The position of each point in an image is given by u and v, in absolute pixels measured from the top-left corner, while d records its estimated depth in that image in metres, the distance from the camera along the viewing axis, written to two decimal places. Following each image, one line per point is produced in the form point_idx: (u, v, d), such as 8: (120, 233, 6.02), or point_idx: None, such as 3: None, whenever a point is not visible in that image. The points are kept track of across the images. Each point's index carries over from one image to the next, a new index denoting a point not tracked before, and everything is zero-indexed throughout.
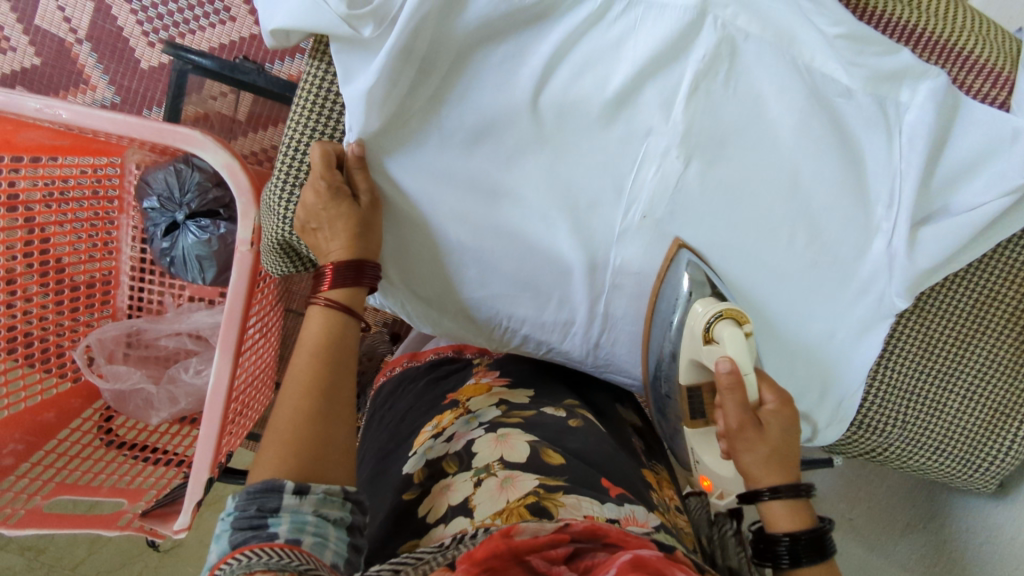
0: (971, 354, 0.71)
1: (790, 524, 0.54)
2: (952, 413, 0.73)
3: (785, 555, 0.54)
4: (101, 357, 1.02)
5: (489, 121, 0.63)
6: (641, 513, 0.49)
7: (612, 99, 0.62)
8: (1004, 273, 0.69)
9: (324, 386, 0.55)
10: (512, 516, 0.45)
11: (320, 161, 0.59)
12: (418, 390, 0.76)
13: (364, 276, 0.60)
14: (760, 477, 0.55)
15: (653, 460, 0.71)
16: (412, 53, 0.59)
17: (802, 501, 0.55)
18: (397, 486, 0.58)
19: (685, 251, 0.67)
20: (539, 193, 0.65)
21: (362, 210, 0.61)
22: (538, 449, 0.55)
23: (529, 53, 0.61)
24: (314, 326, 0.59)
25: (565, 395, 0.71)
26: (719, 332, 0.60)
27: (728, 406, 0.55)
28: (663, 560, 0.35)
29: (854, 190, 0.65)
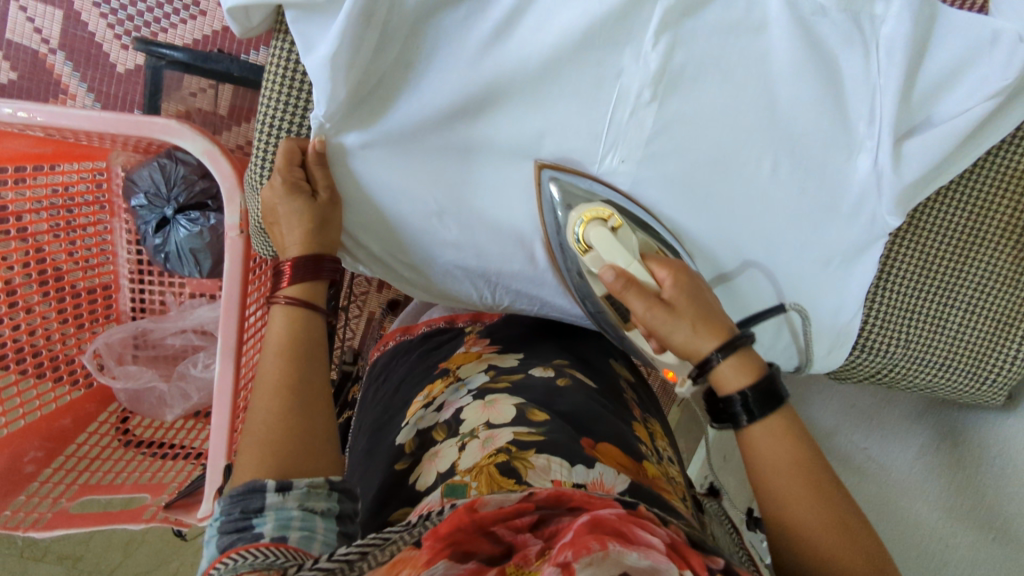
0: (970, 267, 0.71)
1: (739, 379, 0.52)
2: (953, 328, 0.72)
3: (741, 412, 0.52)
4: (111, 361, 1.03)
5: (458, 80, 0.62)
6: (609, 474, 0.48)
7: (579, 43, 0.61)
8: (997, 181, 0.69)
9: (294, 381, 0.54)
10: (483, 475, 0.47)
11: (283, 159, 0.61)
12: (410, 362, 0.76)
13: (322, 270, 0.61)
14: (701, 348, 0.53)
15: (646, 413, 0.71)
16: (372, 17, 0.58)
17: (741, 352, 0.53)
18: (388, 457, 0.59)
19: (548, 172, 0.66)
20: (517, 148, 0.65)
21: (318, 206, 0.62)
22: (524, 410, 0.56)
23: (491, 6, 0.60)
24: (278, 323, 0.58)
25: (552, 353, 0.71)
26: (588, 238, 0.61)
27: (632, 300, 0.54)
28: (622, 518, 0.36)
29: (832, 112, 0.65)
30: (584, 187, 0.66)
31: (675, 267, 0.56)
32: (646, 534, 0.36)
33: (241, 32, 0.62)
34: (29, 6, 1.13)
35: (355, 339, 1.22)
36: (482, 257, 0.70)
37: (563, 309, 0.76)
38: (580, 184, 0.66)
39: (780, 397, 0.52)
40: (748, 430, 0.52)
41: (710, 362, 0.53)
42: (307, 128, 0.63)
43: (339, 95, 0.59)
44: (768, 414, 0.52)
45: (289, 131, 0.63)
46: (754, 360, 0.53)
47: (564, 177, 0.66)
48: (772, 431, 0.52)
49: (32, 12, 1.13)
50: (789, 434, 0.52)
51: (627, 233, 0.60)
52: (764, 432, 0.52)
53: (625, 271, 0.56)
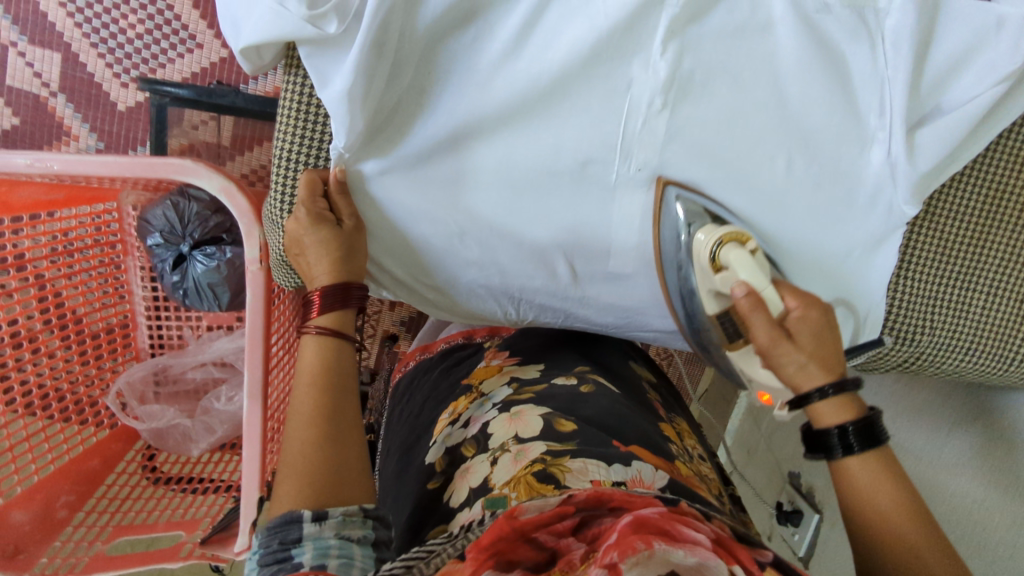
0: (988, 252, 0.71)
1: (840, 418, 0.53)
2: (977, 312, 0.73)
3: (838, 446, 0.53)
4: (133, 400, 1.04)
5: (471, 103, 0.63)
6: (646, 471, 0.49)
7: (588, 58, 0.62)
8: (1009, 164, 0.69)
9: (327, 410, 0.54)
10: (521, 486, 0.47)
11: (306, 190, 0.61)
12: (433, 380, 0.76)
13: (351, 299, 0.61)
14: (808, 381, 0.55)
15: (671, 412, 0.71)
16: (384, 47, 0.58)
17: (849, 395, 0.54)
18: (420, 477, 0.60)
19: (672, 188, 0.66)
20: (533, 164, 0.65)
21: (344, 233, 0.62)
22: (551, 420, 0.56)
23: (498, 27, 0.61)
24: (308, 353, 0.59)
25: (573, 361, 0.71)
26: (724, 257, 0.62)
27: (756, 322, 0.56)
28: (664, 516, 0.36)
29: (842, 107, 0.65)
30: (712, 211, 0.66)
31: (807, 298, 0.58)
32: (691, 531, 0.36)
33: (253, 70, 0.62)
34: (27, 51, 1.13)
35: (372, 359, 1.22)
36: (502, 274, 0.70)
37: (588, 319, 0.75)
38: (707, 205, 0.66)
39: (881, 441, 0.53)
40: (844, 464, 0.53)
41: (813, 395, 0.54)
42: (325, 164, 0.64)
43: (356, 127, 0.60)
44: (867, 452, 0.52)
45: (307, 163, 0.64)
46: (861, 405, 0.54)
47: (689, 197, 0.66)
48: (869, 469, 0.52)
49: (29, 57, 1.14)
50: (890, 475, 0.52)
51: (762, 257, 0.62)
52: (863, 470, 0.52)
53: (756, 291, 0.57)
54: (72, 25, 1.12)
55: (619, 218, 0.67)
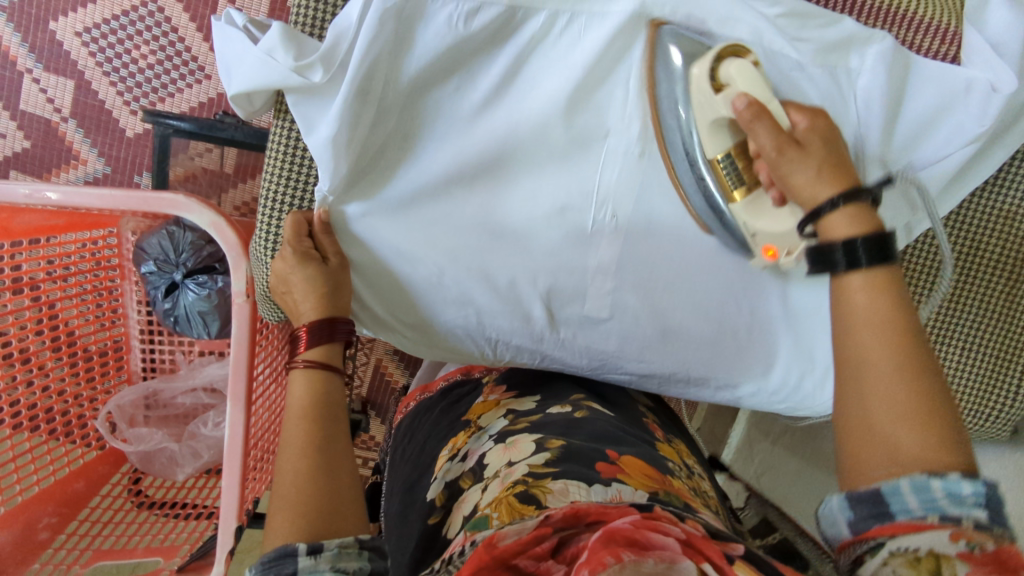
0: (962, 305, 0.72)
1: (850, 230, 0.51)
2: (952, 364, 0.74)
3: (842, 260, 0.50)
4: (123, 422, 1.05)
5: (453, 151, 0.65)
6: (627, 491, 0.47)
7: (566, 108, 0.64)
8: (984, 223, 0.70)
9: (319, 442, 0.54)
10: (503, 506, 0.47)
11: (290, 231, 0.62)
12: (433, 418, 0.75)
13: (337, 332, 0.61)
14: (820, 194, 0.53)
15: (670, 433, 0.71)
16: (368, 95, 0.61)
17: (864, 207, 0.51)
18: (422, 513, 0.59)
19: (666, 29, 0.61)
20: (510, 208, 0.67)
21: (329, 269, 0.63)
22: (542, 443, 0.56)
23: (479, 77, 0.63)
24: (298, 389, 0.58)
25: (569, 390, 0.71)
26: (726, 74, 0.58)
27: (760, 133, 0.55)
28: (635, 525, 0.35)
29: None
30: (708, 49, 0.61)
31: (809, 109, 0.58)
32: (660, 536, 0.35)
33: (246, 115, 0.64)
34: (42, 78, 1.17)
35: (363, 387, 1.23)
36: (480, 314, 0.70)
37: (563, 361, 0.73)
38: (704, 46, 0.61)
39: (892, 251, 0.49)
40: (845, 280, 0.50)
41: (825, 206, 0.52)
42: (311, 207, 0.65)
43: (340, 171, 0.62)
44: (874, 267, 0.49)
45: (292, 205, 0.66)
46: (875, 218, 0.51)
47: (683, 39, 0.61)
48: (872, 285, 0.48)
49: (44, 83, 1.18)
50: (887, 296, 0.48)
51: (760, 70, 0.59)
52: (863, 284, 0.49)
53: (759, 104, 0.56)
54: (87, 54, 1.16)
55: (596, 263, 0.68)
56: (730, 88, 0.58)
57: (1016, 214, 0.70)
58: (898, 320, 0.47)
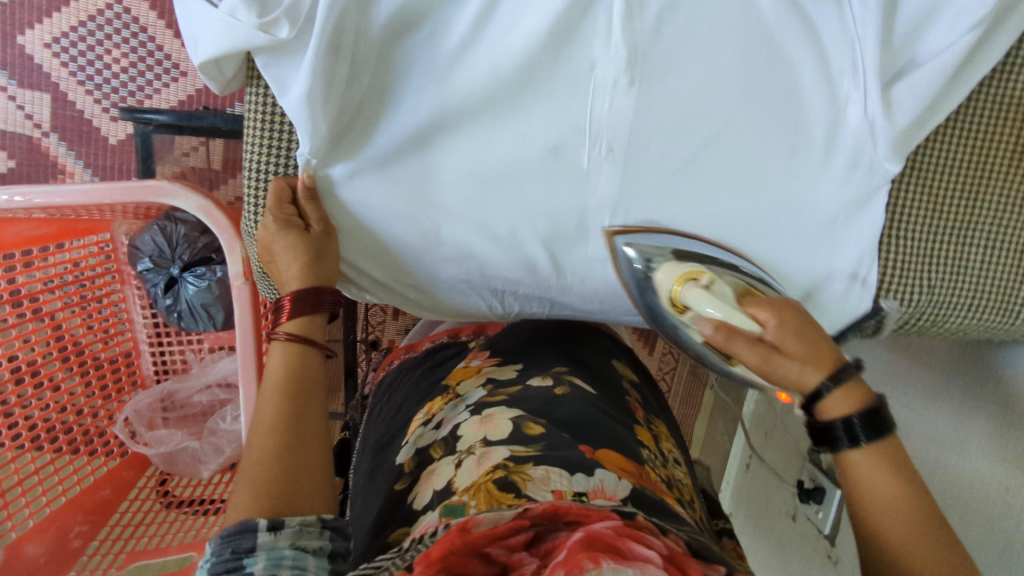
0: (982, 200, 0.68)
1: (846, 408, 0.50)
2: (977, 263, 0.69)
3: (844, 438, 0.49)
4: (142, 426, 1.05)
5: (434, 100, 0.62)
6: (610, 482, 0.48)
7: (545, 42, 0.61)
8: (994, 110, 0.66)
9: (289, 417, 0.54)
10: (481, 493, 0.47)
11: (272, 199, 0.61)
12: (414, 379, 0.76)
13: (322, 302, 0.61)
14: (808, 380, 0.51)
15: (650, 415, 0.71)
16: (340, 50, 0.58)
17: (847, 381, 0.50)
18: (389, 478, 0.61)
19: (619, 237, 0.67)
20: (500, 154, 0.64)
21: (312, 237, 0.62)
22: (520, 423, 0.56)
23: (454, 21, 0.61)
24: (275, 361, 0.58)
25: (552, 361, 0.70)
26: (684, 299, 0.58)
27: (739, 350, 0.51)
28: (617, 533, 0.36)
29: (815, 70, 0.64)
30: (663, 252, 0.65)
31: (781, 303, 0.53)
32: (643, 548, 0.36)
33: (218, 87, 0.62)
34: (18, 95, 1.15)
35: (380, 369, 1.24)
36: (482, 269, 0.68)
37: (572, 307, 0.73)
38: (656, 249, 0.65)
39: (888, 429, 0.49)
40: (850, 459, 0.50)
41: (817, 393, 0.50)
42: (295, 171, 0.63)
43: (320, 130, 0.60)
44: (873, 445, 0.49)
45: (276, 171, 0.63)
46: (863, 390, 0.50)
47: (636, 238, 0.66)
48: (873, 466, 0.49)
49: (20, 99, 1.15)
50: (892, 469, 0.49)
51: (721, 285, 0.57)
52: (867, 465, 0.49)
53: (725, 322, 0.52)
54: (59, 65, 1.14)
55: (595, 203, 0.66)
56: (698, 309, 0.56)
57: None
58: (908, 492, 0.48)
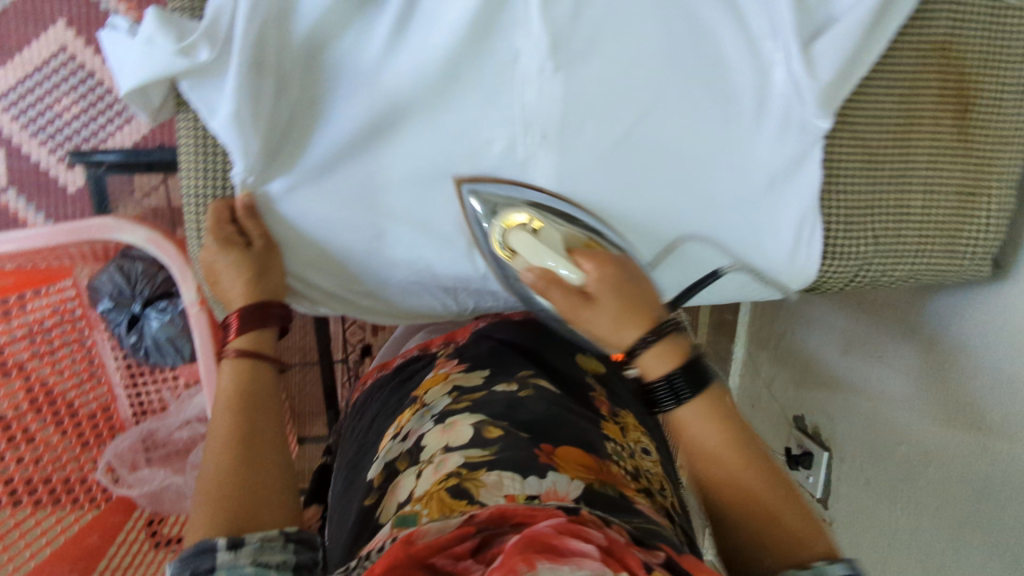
0: (915, 146, 0.69)
1: (664, 368, 0.54)
2: (917, 208, 0.70)
3: (670, 396, 0.53)
4: (124, 469, 1.05)
5: (364, 106, 0.63)
6: (562, 483, 0.48)
7: (466, 37, 0.61)
8: (917, 57, 0.67)
9: (242, 429, 0.56)
10: (433, 501, 0.47)
11: (212, 219, 0.63)
12: (385, 395, 0.76)
13: (270, 317, 0.64)
14: (627, 337, 0.55)
15: (616, 406, 0.72)
16: (263, 66, 0.59)
17: (670, 340, 0.54)
18: (359, 494, 0.60)
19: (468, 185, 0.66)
20: (437, 153, 0.65)
21: (254, 255, 0.63)
22: (481, 428, 0.56)
23: (375, 25, 0.61)
24: (226, 377, 0.60)
25: (517, 363, 0.71)
26: (511, 244, 0.63)
27: (553, 296, 0.58)
28: (556, 530, 0.36)
29: (737, 37, 0.65)
30: (504, 200, 0.65)
31: (600, 258, 0.58)
32: (581, 543, 0.35)
33: (149, 114, 0.62)
34: None
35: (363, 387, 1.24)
36: (431, 270, 0.69)
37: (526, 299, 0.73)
38: (500, 197, 0.65)
39: (708, 381, 0.54)
40: (677, 413, 0.54)
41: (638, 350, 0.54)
42: (233, 191, 0.64)
43: (252, 147, 0.60)
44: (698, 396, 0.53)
45: (214, 191, 0.64)
46: (682, 347, 0.54)
47: (485, 188, 0.66)
48: (698, 415, 0.54)
49: None
50: (715, 417, 0.54)
51: (548, 231, 0.62)
52: (693, 416, 0.54)
53: (548, 272, 0.58)
54: (9, 120, 1.14)
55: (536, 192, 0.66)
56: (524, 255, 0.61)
57: (948, 41, 0.67)
58: (729, 436, 0.53)
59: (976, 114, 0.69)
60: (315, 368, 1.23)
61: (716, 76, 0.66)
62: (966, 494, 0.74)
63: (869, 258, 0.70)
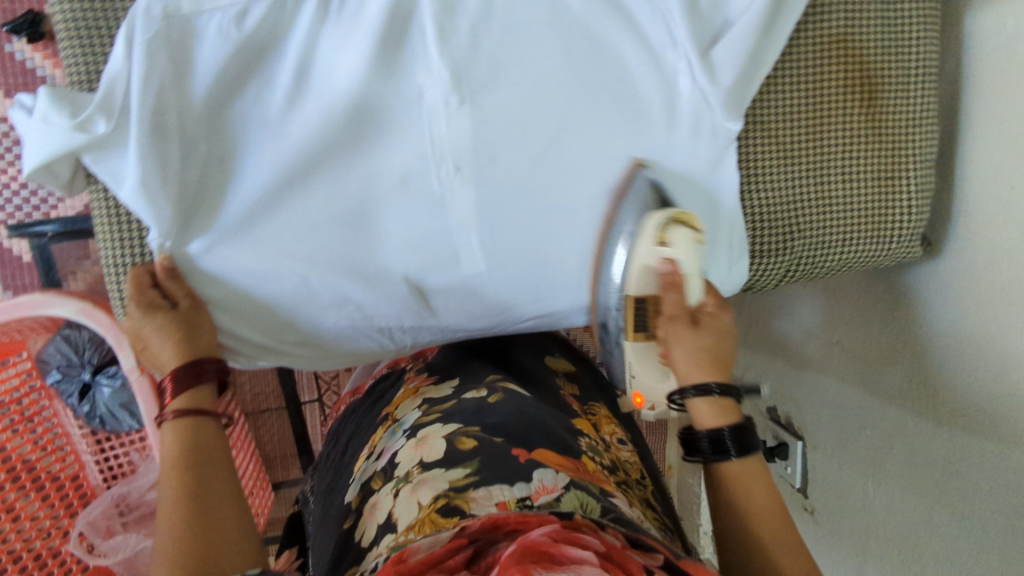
0: (828, 138, 0.70)
1: (716, 419, 0.60)
2: (837, 198, 0.71)
3: (707, 446, 0.59)
4: (98, 537, 1.01)
5: (273, 157, 0.63)
6: (548, 476, 0.48)
7: (366, 80, 0.62)
8: (817, 51, 0.68)
9: (192, 487, 0.54)
10: (426, 525, 0.45)
11: (132, 286, 0.62)
12: (359, 417, 0.77)
13: (205, 373, 0.63)
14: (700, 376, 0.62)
15: (587, 403, 0.75)
16: (166, 130, 0.59)
17: (729, 401, 0.61)
18: (338, 517, 0.59)
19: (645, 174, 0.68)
20: (357, 193, 0.65)
21: (181, 316, 0.63)
22: (454, 439, 0.55)
23: (274, 79, 0.61)
24: (166, 440, 0.59)
25: (486, 370, 0.73)
26: (668, 235, 0.64)
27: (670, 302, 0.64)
28: (552, 538, 0.36)
29: (638, 49, 0.65)
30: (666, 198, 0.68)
31: (721, 300, 0.66)
32: (578, 548, 0.36)
33: (62, 189, 0.62)
34: None
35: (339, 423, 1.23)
36: (363, 311, 0.69)
37: (464, 327, 0.73)
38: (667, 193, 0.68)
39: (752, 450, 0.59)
40: (717, 464, 0.59)
41: (707, 392, 0.61)
42: (151, 257, 0.64)
43: (164, 215, 0.60)
44: (741, 456, 0.58)
45: (130, 257, 0.64)
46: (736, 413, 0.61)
47: (657, 172, 0.69)
48: (744, 470, 0.58)
49: None
50: (760, 476, 0.58)
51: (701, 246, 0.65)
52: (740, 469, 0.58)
53: (682, 278, 0.63)
54: None
55: (459, 221, 0.67)
56: (669, 247, 0.63)
57: (845, 34, 0.68)
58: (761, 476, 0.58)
59: (883, 100, 0.70)
60: (273, 413, 1.20)
61: (625, 89, 0.66)
62: (929, 472, 0.74)
63: (797, 252, 0.70)
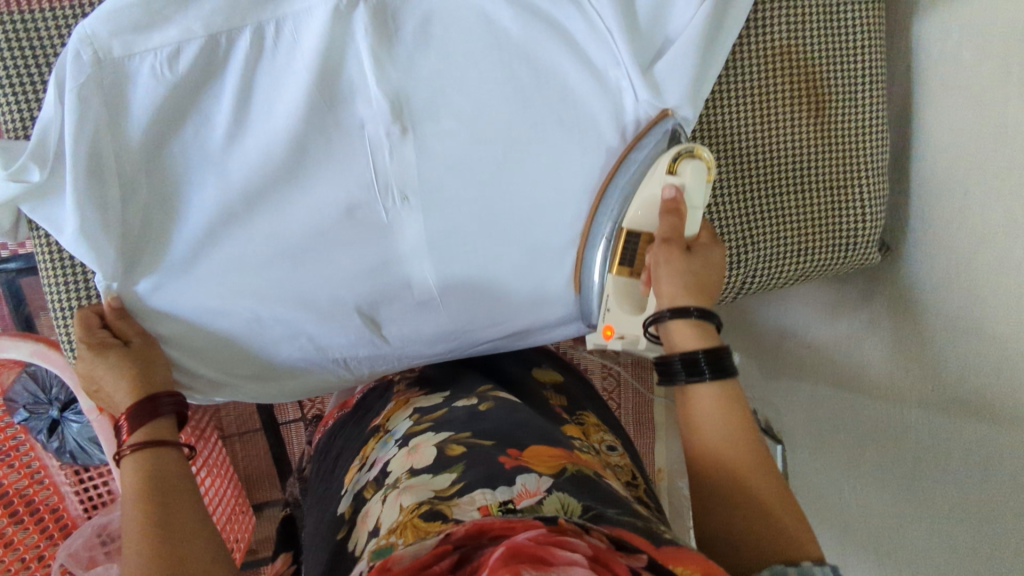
0: (779, 149, 0.70)
1: (697, 343, 0.54)
2: (793, 207, 0.71)
3: (681, 370, 0.53)
4: (80, 568, 0.99)
5: (217, 193, 0.62)
6: (530, 479, 0.43)
7: (304, 112, 0.61)
8: (762, 63, 0.68)
9: (159, 521, 0.49)
10: (408, 529, 0.40)
11: (79, 327, 0.61)
12: (344, 430, 0.71)
13: (160, 410, 0.59)
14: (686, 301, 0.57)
15: (577, 409, 0.72)
16: (104, 172, 0.59)
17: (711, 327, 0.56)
18: (330, 528, 0.54)
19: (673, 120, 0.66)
20: (306, 223, 0.64)
21: (133, 353, 0.62)
22: (444, 447, 0.51)
23: (212, 117, 0.61)
24: (129, 472, 0.54)
25: (476, 381, 0.69)
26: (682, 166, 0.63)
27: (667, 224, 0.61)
28: (539, 542, 0.31)
29: (580, 69, 0.65)
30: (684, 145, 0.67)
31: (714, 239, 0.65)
32: (570, 552, 0.31)
33: (6, 236, 0.63)
34: None
35: None
36: (315, 340, 0.69)
37: (421, 353, 0.73)
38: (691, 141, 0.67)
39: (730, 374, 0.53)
40: (689, 389, 0.53)
41: (688, 312, 0.55)
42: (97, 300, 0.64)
43: (107, 256, 0.60)
44: (718, 380, 0.52)
45: (75, 300, 0.64)
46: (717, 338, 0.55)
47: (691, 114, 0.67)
48: (714, 408, 0.52)
49: None
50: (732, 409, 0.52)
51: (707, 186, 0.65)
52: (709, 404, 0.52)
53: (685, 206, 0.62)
54: None
55: (407, 248, 0.67)
56: (679, 175, 0.63)
57: (790, 44, 0.68)
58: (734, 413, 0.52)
59: (831, 108, 0.69)
60: (258, 433, 1.21)
61: (573, 108, 0.66)
62: (899, 473, 0.73)
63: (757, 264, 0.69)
